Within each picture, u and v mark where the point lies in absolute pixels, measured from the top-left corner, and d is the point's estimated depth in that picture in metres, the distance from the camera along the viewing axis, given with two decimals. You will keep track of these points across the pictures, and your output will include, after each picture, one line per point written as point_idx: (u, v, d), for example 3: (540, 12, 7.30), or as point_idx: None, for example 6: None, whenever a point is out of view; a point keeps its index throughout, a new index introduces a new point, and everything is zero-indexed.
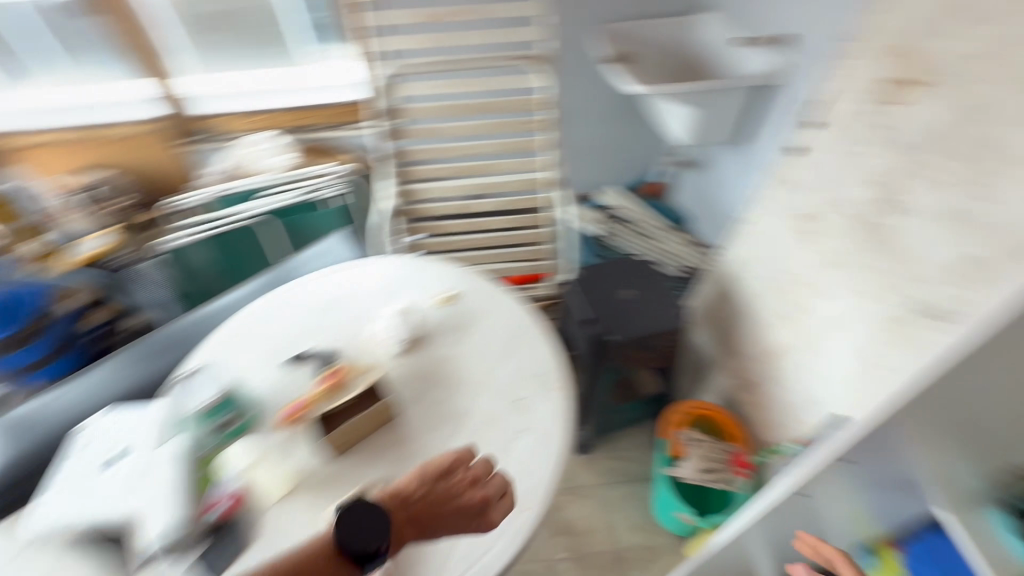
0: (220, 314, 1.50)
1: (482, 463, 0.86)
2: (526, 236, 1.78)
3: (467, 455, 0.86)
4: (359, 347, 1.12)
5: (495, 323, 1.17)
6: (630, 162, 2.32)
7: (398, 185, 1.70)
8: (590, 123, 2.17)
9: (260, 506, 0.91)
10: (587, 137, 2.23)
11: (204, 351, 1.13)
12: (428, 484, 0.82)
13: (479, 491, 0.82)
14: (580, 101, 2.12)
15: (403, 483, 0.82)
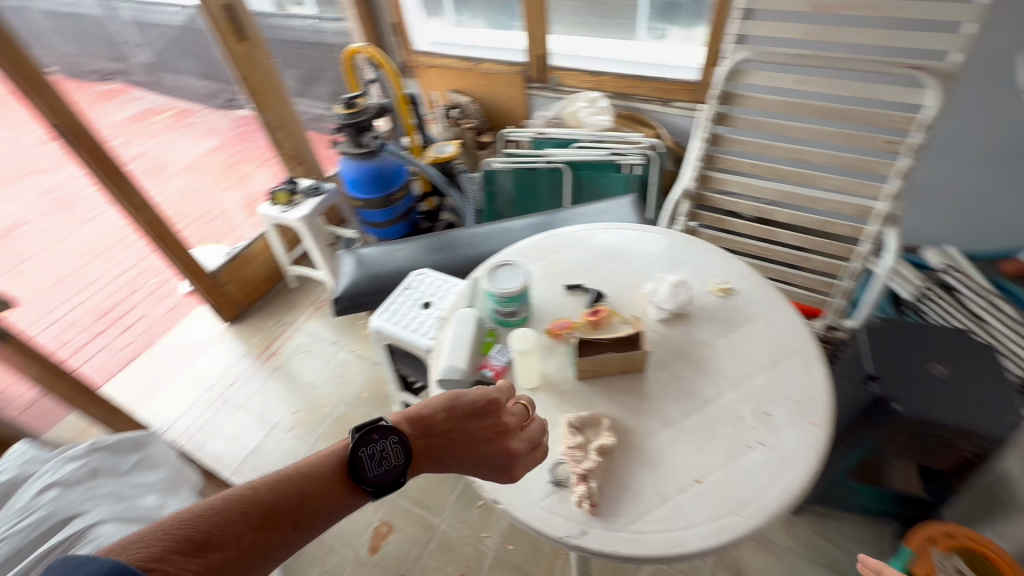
0: (514, 232, 1.78)
1: (519, 415, 0.87)
2: (819, 263, 1.59)
3: (504, 400, 0.86)
4: (628, 300, 1.21)
5: (767, 331, 1.12)
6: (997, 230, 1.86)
7: (699, 168, 1.64)
8: (960, 166, 1.78)
9: (511, 385, 1.09)
10: (947, 182, 1.85)
11: (507, 253, 1.38)
12: (455, 420, 0.82)
13: (507, 437, 0.84)
14: (958, 138, 1.74)
15: (428, 410, 0.82)
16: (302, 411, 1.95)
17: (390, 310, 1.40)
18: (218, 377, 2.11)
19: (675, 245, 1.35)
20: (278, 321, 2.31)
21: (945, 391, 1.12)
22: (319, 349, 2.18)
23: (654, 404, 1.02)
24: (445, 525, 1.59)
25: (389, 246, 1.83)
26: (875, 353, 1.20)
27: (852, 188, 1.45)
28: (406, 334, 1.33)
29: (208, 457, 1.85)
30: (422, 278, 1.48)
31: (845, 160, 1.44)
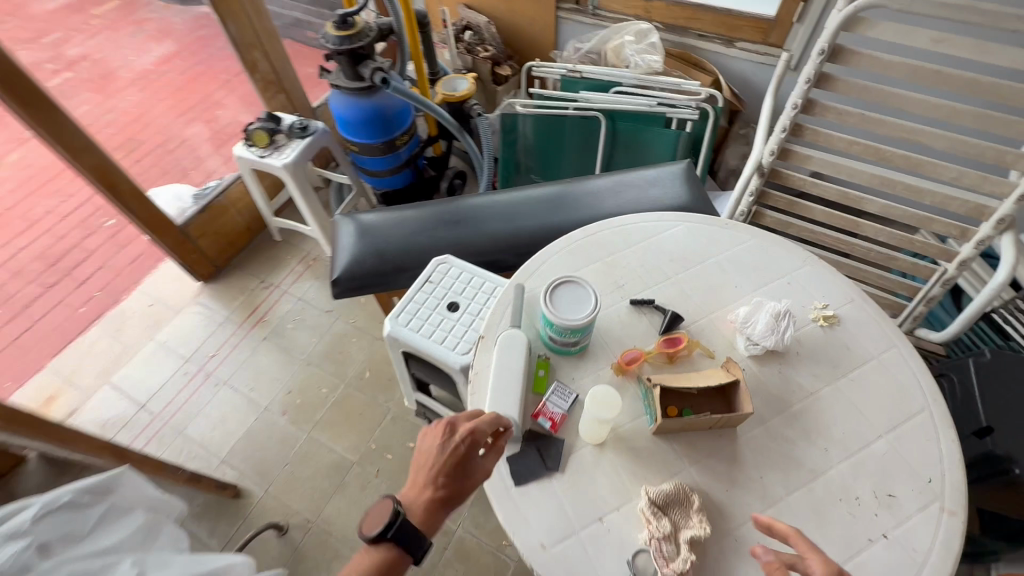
0: (546, 204, 1.49)
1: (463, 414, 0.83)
2: (903, 264, 1.37)
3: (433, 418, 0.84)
4: (711, 326, 0.98)
5: (880, 379, 0.91)
6: None
7: (781, 139, 1.34)
8: None
9: (572, 436, 0.88)
10: None
11: (555, 249, 1.11)
12: (419, 458, 0.82)
13: (464, 435, 0.80)
14: None
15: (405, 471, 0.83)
16: (295, 392, 1.74)
17: (410, 311, 1.15)
18: (197, 347, 1.86)
19: (758, 250, 1.09)
20: (262, 282, 2.02)
21: None
22: (312, 318, 1.92)
23: (751, 474, 0.83)
24: (462, 531, 1.46)
25: (395, 212, 1.52)
26: (988, 396, 1.01)
27: (971, 182, 1.20)
28: (431, 346, 1.10)
29: (194, 442, 1.65)
30: (447, 269, 1.21)
31: (973, 148, 1.16)
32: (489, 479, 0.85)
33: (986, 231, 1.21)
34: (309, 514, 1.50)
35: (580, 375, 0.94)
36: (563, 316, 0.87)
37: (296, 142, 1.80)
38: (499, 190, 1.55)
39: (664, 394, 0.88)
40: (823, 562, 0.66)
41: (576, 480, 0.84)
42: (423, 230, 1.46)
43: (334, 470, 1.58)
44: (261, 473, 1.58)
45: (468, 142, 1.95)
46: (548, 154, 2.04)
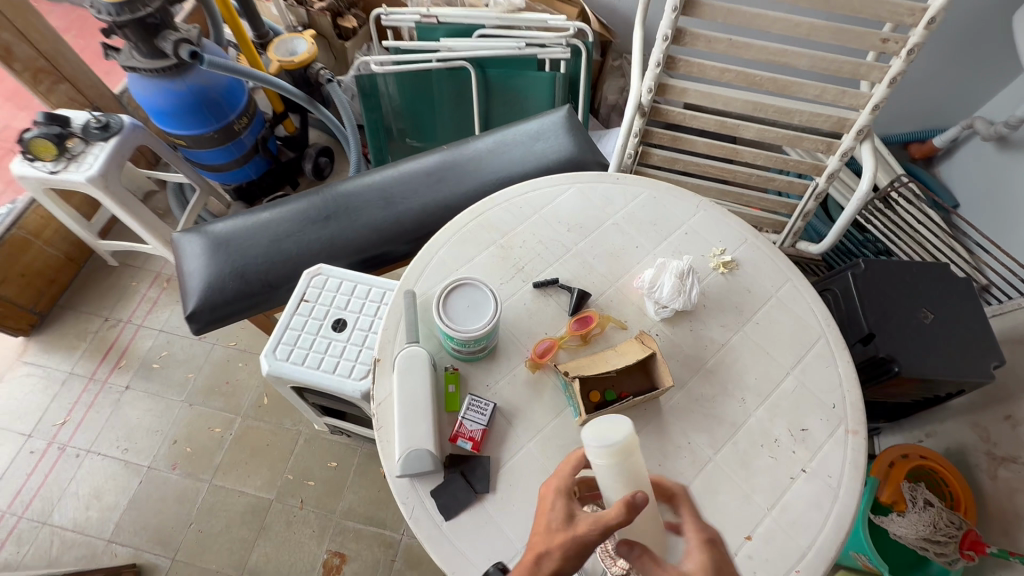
0: (426, 179, 1.33)
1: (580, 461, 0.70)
2: (780, 184, 1.41)
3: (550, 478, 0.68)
4: (619, 296, 0.93)
5: (781, 316, 0.93)
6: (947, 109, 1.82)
7: (658, 74, 1.27)
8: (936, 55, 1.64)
9: (500, 450, 0.81)
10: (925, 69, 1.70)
11: (442, 238, 0.99)
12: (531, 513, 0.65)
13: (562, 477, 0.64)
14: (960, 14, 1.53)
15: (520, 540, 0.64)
16: (183, 439, 1.50)
17: (289, 341, 0.97)
18: (39, 417, 1.52)
19: (653, 203, 1.05)
20: (106, 319, 1.67)
21: (934, 338, 1.06)
22: (181, 349, 1.64)
23: (679, 441, 0.82)
24: (407, 537, 1.39)
25: (247, 218, 1.27)
26: (867, 304, 1.09)
27: (832, 97, 1.23)
28: (323, 377, 0.95)
29: (65, 529, 1.38)
30: (322, 282, 1.04)
31: (832, 63, 1.18)
32: (415, 522, 0.76)
33: (848, 142, 1.27)
34: (231, 571, 1.34)
35: (495, 381, 0.86)
36: (461, 326, 0.77)
37: (97, 145, 1.42)
38: (370, 170, 1.35)
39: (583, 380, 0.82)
40: (698, 529, 0.61)
41: (508, 496, 0.77)
42: (286, 235, 1.24)
43: (250, 515, 1.41)
44: (161, 542, 1.37)
45: (324, 114, 1.68)
46: (419, 114, 1.83)
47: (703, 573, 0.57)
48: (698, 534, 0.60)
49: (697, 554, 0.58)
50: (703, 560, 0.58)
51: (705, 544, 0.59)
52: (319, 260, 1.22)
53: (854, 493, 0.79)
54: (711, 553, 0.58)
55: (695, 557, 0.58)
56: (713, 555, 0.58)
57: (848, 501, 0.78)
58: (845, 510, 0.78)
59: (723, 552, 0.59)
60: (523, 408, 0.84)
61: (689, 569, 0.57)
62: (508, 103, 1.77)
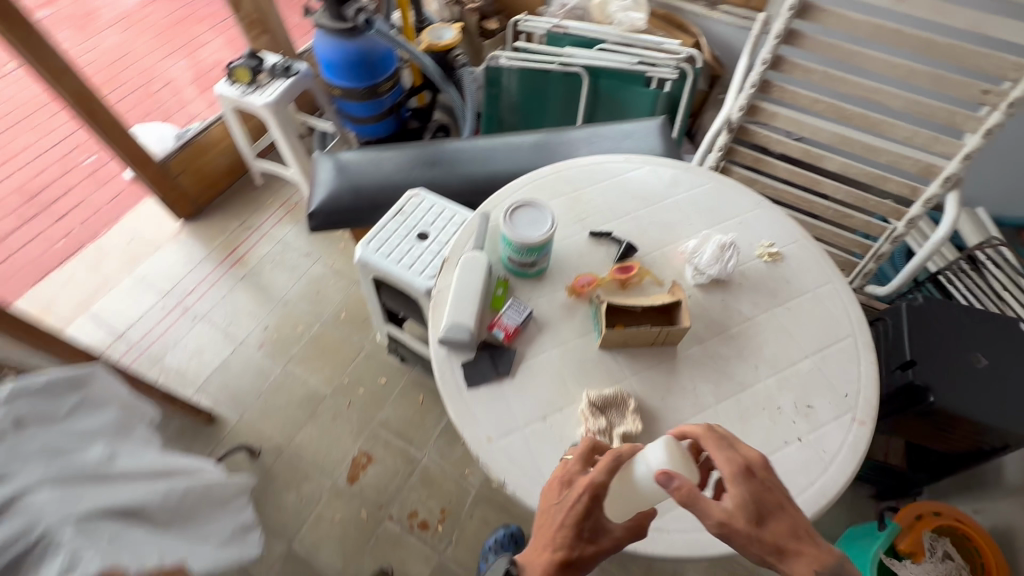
0: (521, 150, 1.53)
1: (591, 440, 0.77)
2: (856, 222, 1.43)
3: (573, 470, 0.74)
4: (662, 258, 1.04)
5: (813, 309, 0.98)
6: None
7: (750, 95, 1.38)
8: None
9: (526, 349, 0.94)
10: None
11: (522, 183, 1.16)
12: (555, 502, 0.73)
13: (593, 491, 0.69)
14: None
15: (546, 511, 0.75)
16: (272, 328, 1.79)
17: (381, 238, 1.19)
18: (176, 282, 1.89)
19: (715, 193, 1.15)
20: (242, 223, 2.04)
21: (983, 383, 1.03)
22: (290, 259, 1.96)
23: (685, 384, 0.90)
24: (427, 459, 1.54)
25: (372, 153, 1.54)
26: (914, 335, 1.09)
27: (923, 141, 1.26)
28: (400, 270, 1.15)
29: (170, 370, 1.69)
30: (418, 202, 1.25)
31: (927, 108, 1.22)
32: (444, 382, 0.91)
33: (934, 189, 1.28)
34: (280, 440, 1.57)
35: (536, 297, 1.00)
36: (520, 233, 0.92)
37: (278, 81, 1.80)
38: (478, 136, 1.58)
39: (613, 310, 0.94)
40: (730, 461, 0.67)
41: (523, 384, 0.90)
42: (399, 170, 1.49)
43: (306, 401, 1.64)
44: (235, 401, 1.64)
45: (452, 93, 1.97)
46: (531, 110, 2.06)
47: (754, 507, 0.65)
48: (729, 467, 0.67)
49: (733, 484, 0.66)
50: (744, 493, 0.65)
51: (742, 478, 0.66)
52: None
53: (846, 471, 0.82)
54: (749, 483, 0.66)
55: (733, 487, 0.66)
56: (756, 487, 0.66)
57: (836, 476, 0.82)
58: (831, 483, 0.81)
59: (761, 479, 0.67)
60: (555, 322, 0.97)
61: (732, 505, 0.66)
62: (611, 112, 1.95)
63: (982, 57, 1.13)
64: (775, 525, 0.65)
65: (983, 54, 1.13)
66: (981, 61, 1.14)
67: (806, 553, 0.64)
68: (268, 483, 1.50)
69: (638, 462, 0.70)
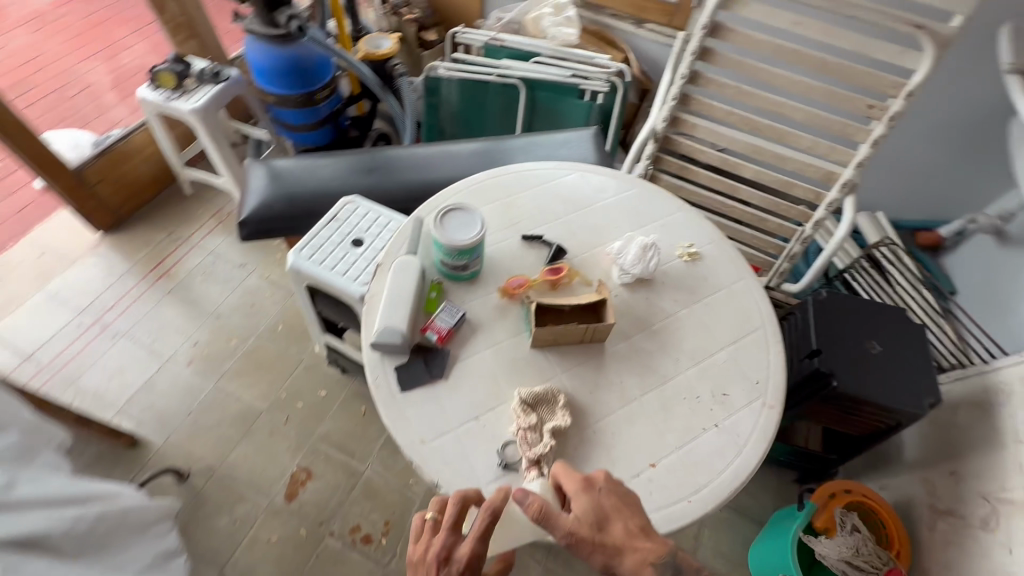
0: (459, 158, 1.56)
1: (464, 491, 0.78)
2: (771, 225, 1.55)
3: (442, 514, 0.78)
4: (591, 260, 1.09)
5: (728, 304, 1.06)
6: (952, 204, 1.91)
7: (672, 107, 1.47)
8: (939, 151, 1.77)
9: (460, 351, 0.95)
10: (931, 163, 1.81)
11: (456, 189, 1.19)
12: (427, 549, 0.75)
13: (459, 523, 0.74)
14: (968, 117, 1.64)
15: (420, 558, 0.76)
16: (203, 343, 1.70)
17: (313, 246, 1.18)
18: (94, 298, 1.77)
19: (640, 198, 1.22)
20: (169, 234, 1.94)
21: (878, 367, 1.14)
22: (223, 271, 1.88)
23: (612, 378, 0.94)
24: (370, 471, 1.51)
25: (305, 160, 1.51)
26: (819, 326, 1.19)
27: (823, 150, 1.39)
28: (333, 277, 1.13)
29: (87, 392, 1.58)
30: (352, 209, 1.25)
31: (825, 120, 1.35)
32: (376, 387, 0.91)
33: (835, 193, 1.41)
34: (212, 461, 1.49)
35: (469, 299, 1.01)
36: (449, 236, 0.93)
37: (206, 87, 1.74)
38: (416, 144, 1.59)
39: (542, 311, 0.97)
40: (575, 478, 0.75)
41: (457, 385, 0.91)
42: (334, 177, 1.47)
43: (240, 418, 1.57)
44: (160, 422, 1.54)
45: (391, 101, 1.96)
46: (472, 120, 2.10)
47: (597, 512, 0.72)
48: (573, 483, 0.75)
49: (579, 499, 0.74)
50: (586, 504, 0.73)
51: (581, 491, 0.74)
52: None
53: (757, 452, 0.88)
54: (589, 496, 0.73)
55: (578, 502, 0.73)
56: (597, 496, 0.73)
57: (749, 457, 0.88)
58: (745, 464, 0.87)
59: (601, 488, 0.74)
60: (488, 324, 0.99)
61: (578, 514, 0.72)
62: (548, 122, 2.02)
63: (866, 75, 1.27)
64: (617, 522, 0.71)
65: (867, 73, 1.26)
66: (865, 79, 1.27)
67: (642, 548, 0.69)
68: (199, 506, 1.42)
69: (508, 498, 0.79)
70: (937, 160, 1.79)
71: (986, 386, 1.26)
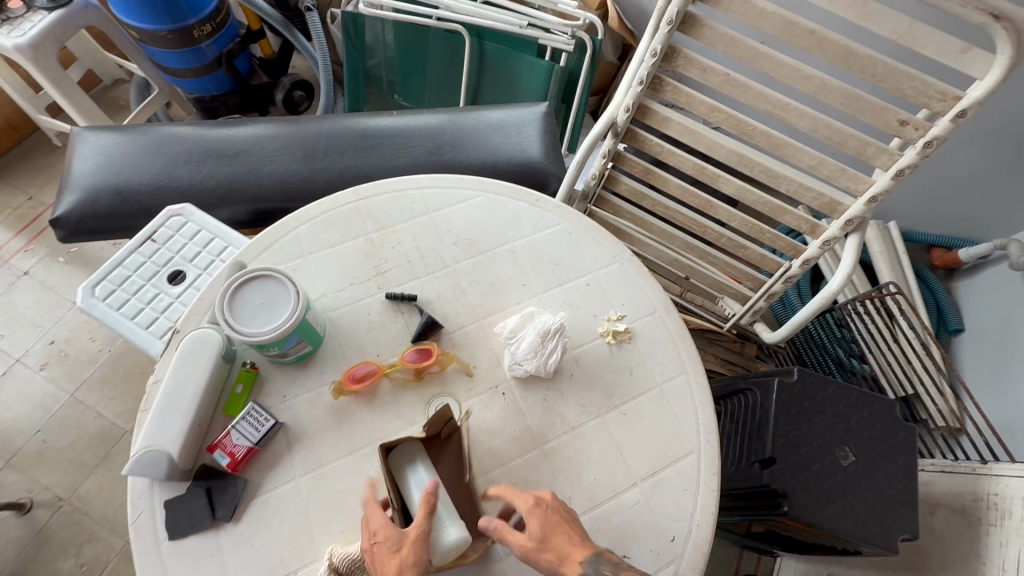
0: (360, 140, 1.18)
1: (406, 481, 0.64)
2: (751, 254, 1.23)
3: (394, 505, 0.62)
4: (477, 337, 0.79)
5: (656, 411, 0.77)
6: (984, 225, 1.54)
7: (637, 94, 1.09)
8: (983, 165, 1.36)
9: (264, 477, 0.68)
10: (965, 176, 1.41)
11: (309, 215, 0.86)
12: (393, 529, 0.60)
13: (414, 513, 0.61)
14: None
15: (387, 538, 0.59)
16: (60, 343, 1.43)
17: (113, 281, 0.87)
18: None
19: (567, 238, 0.89)
20: (30, 198, 1.60)
21: (846, 486, 0.89)
22: (93, 250, 1.56)
23: None
24: None
25: (150, 132, 1.15)
26: (781, 422, 0.93)
27: (829, 173, 1.04)
28: (133, 330, 0.84)
29: None
30: (180, 224, 0.92)
31: (836, 134, 0.98)
32: (136, 530, 0.65)
33: (835, 230, 1.08)
34: (59, 491, 1.27)
35: (294, 394, 0.73)
36: (243, 329, 0.64)
37: (39, 14, 1.31)
38: (309, 117, 1.21)
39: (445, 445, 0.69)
40: (524, 497, 0.62)
41: (248, 535, 0.65)
42: (184, 161, 1.12)
43: (98, 440, 1.33)
44: (3, 442, 1.32)
45: (299, 42, 1.62)
46: (410, 71, 1.68)
47: (547, 531, 0.60)
48: (524, 502, 0.62)
49: (533, 518, 0.60)
50: (537, 519, 0.60)
51: (534, 509, 0.61)
52: (210, 201, 1.10)
53: None
54: (539, 515, 0.61)
55: (532, 521, 0.60)
56: (544, 513, 0.61)
57: None
58: None
59: (551, 504, 0.62)
60: (313, 433, 0.71)
61: (529, 531, 0.60)
62: (500, 83, 1.60)
63: (904, 79, 0.88)
64: (565, 540, 0.59)
65: (907, 75, 0.87)
66: (902, 84, 0.89)
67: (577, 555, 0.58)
68: (40, 546, 1.22)
69: (415, 485, 0.64)
70: (979, 175, 1.38)
71: (977, 495, 0.99)
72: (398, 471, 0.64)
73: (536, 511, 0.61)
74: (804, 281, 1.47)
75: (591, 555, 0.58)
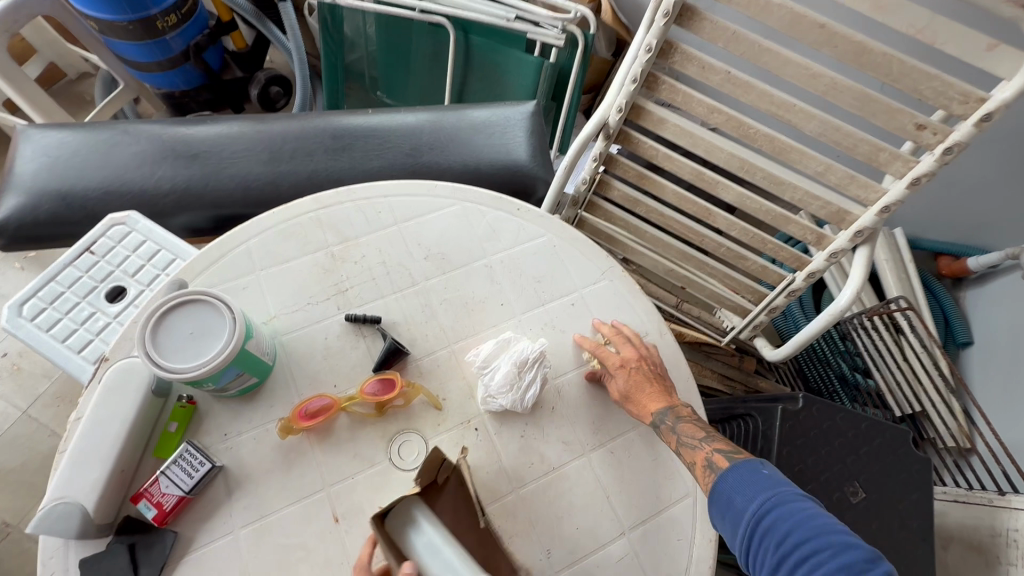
0: (330, 142, 1.09)
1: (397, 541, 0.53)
2: (751, 266, 1.15)
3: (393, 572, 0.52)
4: (447, 364, 0.71)
5: (647, 449, 0.69)
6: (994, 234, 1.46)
7: (630, 93, 1.00)
8: (997, 171, 1.28)
9: (198, 530, 0.60)
10: (977, 182, 1.34)
11: (261, 226, 0.77)
12: None
13: None
14: None
15: None
16: (13, 355, 1.33)
17: (43, 298, 0.78)
18: None
19: (550, 253, 0.80)
20: None
21: (854, 526, 0.81)
22: (53, 254, 1.47)
23: None
24: None
25: (101, 131, 1.06)
26: (784, 455, 0.85)
27: (837, 180, 0.95)
28: (62, 355, 0.75)
29: None
30: (122, 234, 0.83)
31: (847, 138, 0.90)
32: None
33: (842, 242, 1.00)
34: (7, 517, 1.18)
35: (237, 431, 0.64)
36: (169, 364, 0.55)
37: None
38: (277, 115, 1.12)
39: (443, 491, 0.59)
40: (610, 356, 0.70)
41: None
42: (137, 162, 1.02)
43: (51, 461, 1.24)
44: None
45: (273, 35, 1.52)
46: (392, 66, 1.59)
47: (631, 388, 0.68)
48: (610, 361, 0.69)
49: (619, 376, 0.68)
50: (620, 379, 0.68)
51: (619, 369, 0.69)
52: (164, 207, 1.01)
53: None
54: (623, 373, 0.68)
55: (617, 378, 0.68)
56: (629, 372, 0.69)
57: None
58: None
59: (637, 364, 0.69)
60: (257, 477, 0.63)
61: (616, 380, 0.69)
62: (487, 81, 1.51)
63: (923, 79, 0.80)
64: (645, 396, 0.67)
65: (926, 74, 0.79)
66: (920, 85, 0.80)
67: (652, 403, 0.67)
68: None
69: (422, 548, 0.52)
70: (992, 181, 1.30)
71: (994, 531, 0.91)
72: (398, 536, 0.53)
73: (622, 369, 0.69)
74: (807, 292, 1.39)
75: (663, 407, 0.66)
